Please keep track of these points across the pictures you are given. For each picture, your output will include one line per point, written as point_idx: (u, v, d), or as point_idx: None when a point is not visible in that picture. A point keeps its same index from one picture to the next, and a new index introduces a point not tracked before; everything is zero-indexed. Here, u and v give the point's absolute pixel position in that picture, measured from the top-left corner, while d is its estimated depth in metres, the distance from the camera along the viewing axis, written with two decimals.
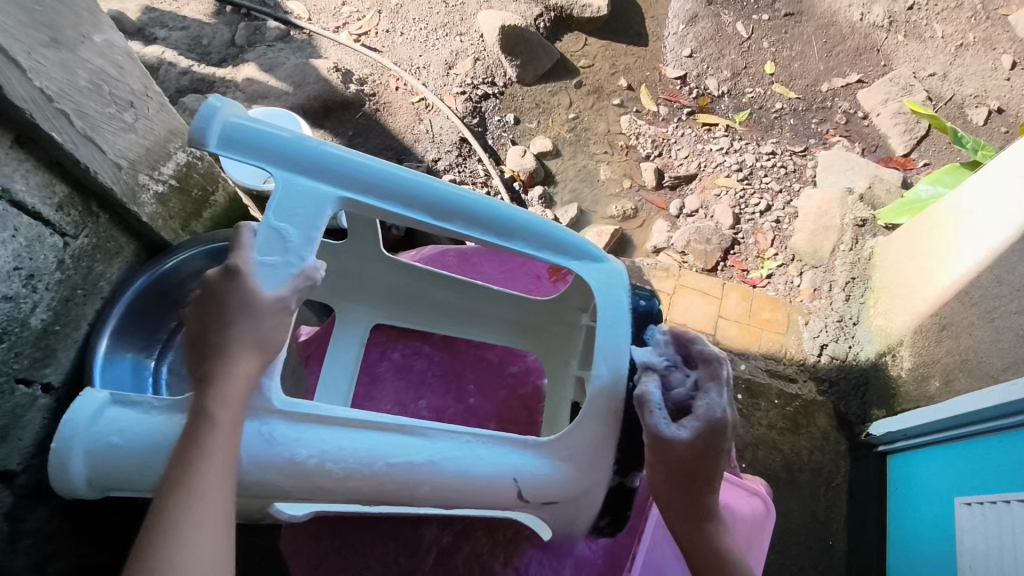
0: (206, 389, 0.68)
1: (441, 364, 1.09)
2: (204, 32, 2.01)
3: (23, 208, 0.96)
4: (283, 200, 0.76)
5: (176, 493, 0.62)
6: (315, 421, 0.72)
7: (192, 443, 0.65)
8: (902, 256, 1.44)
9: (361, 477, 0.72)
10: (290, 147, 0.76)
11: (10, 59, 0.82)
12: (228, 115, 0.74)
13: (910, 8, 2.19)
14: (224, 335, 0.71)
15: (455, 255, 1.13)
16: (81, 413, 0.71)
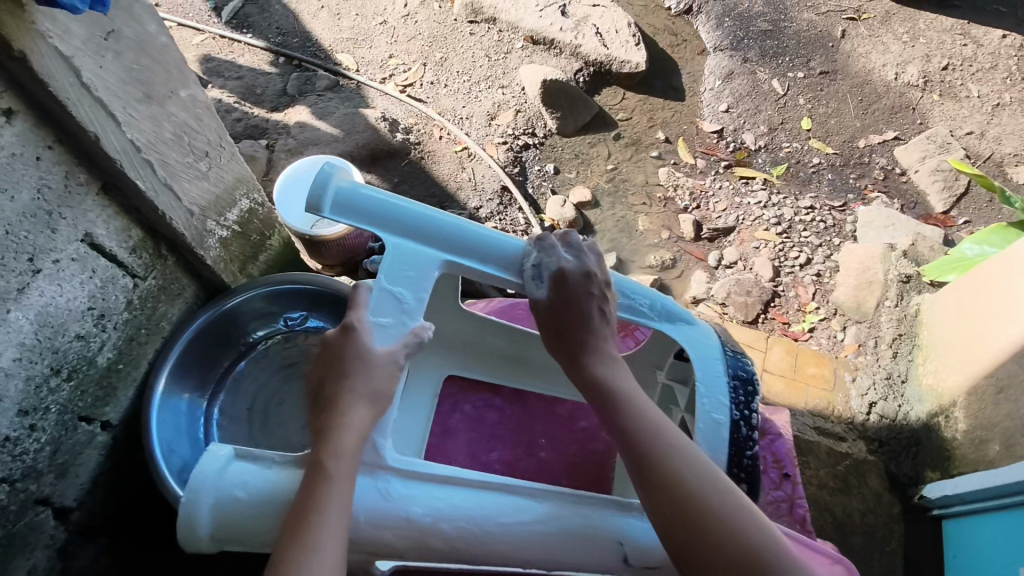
0: (322, 440, 0.70)
1: (512, 417, 1.08)
2: (259, 82, 2.10)
3: (102, 250, 1.00)
4: (392, 263, 0.83)
5: (293, 545, 0.61)
6: (422, 478, 0.74)
7: (312, 492, 0.65)
8: (951, 313, 1.43)
9: (473, 539, 0.72)
10: (399, 213, 0.84)
11: (108, 114, 0.88)
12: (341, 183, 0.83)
13: (944, 68, 2.24)
14: (339, 387, 0.75)
15: (524, 309, 1.14)
16: (208, 468, 0.72)
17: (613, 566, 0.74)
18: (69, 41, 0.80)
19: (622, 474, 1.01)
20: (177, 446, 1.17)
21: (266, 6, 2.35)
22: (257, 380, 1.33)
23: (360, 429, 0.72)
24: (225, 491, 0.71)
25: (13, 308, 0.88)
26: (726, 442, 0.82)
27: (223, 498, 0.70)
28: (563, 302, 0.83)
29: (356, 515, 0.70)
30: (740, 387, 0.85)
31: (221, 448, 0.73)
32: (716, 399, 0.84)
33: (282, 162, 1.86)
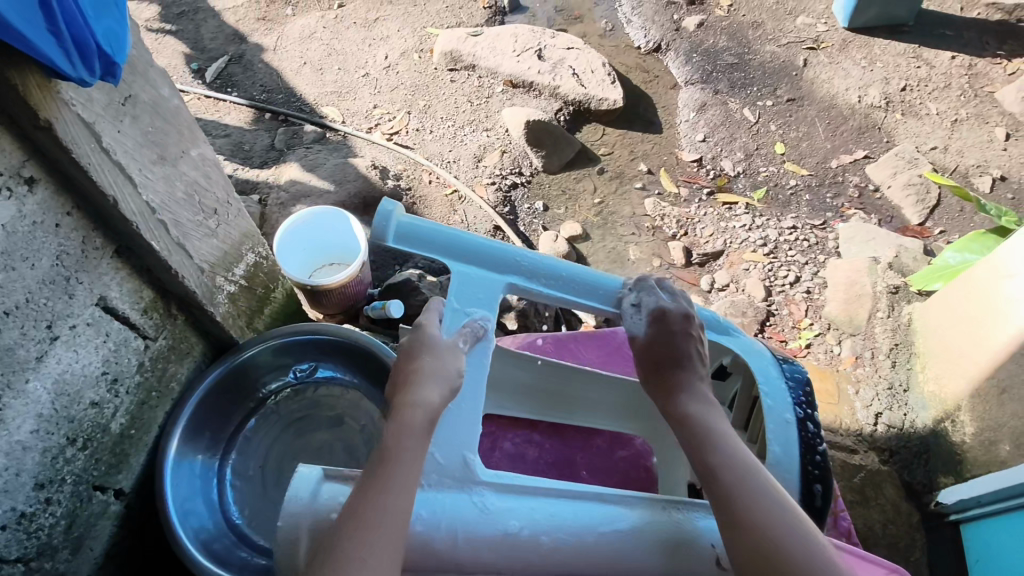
0: (388, 435, 0.75)
1: (552, 452, 1.10)
2: (246, 138, 2.12)
3: (115, 313, 0.99)
4: (458, 288, 0.90)
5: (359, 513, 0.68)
6: (514, 490, 0.78)
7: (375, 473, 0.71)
8: (944, 321, 1.49)
9: (573, 550, 0.75)
10: (459, 241, 0.92)
11: (127, 176, 0.89)
12: (401, 217, 0.89)
13: (903, 89, 2.37)
14: (406, 392, 0.79)
15: (552, 343, 1.18)
16: (303, 489, 0.76)
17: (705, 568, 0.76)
18: (91, 108, 0.82)
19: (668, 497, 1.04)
20: (194, 511, 1.14)
21: (248, 65, 2.39)
22: (268, 437, 1.30)
23: (418, 438, 0.75)
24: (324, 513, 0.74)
25: (30, 378, 0.87)
26: (797, 444, 0.84)
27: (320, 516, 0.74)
28: (655, 345, 0.89)
29: (460, 533, 0.74)
30: (797, 389, 0.89)
31: (313, 470, 0.78)
32: (780, 402, 0.87)
33: (275, 215, 1.86)
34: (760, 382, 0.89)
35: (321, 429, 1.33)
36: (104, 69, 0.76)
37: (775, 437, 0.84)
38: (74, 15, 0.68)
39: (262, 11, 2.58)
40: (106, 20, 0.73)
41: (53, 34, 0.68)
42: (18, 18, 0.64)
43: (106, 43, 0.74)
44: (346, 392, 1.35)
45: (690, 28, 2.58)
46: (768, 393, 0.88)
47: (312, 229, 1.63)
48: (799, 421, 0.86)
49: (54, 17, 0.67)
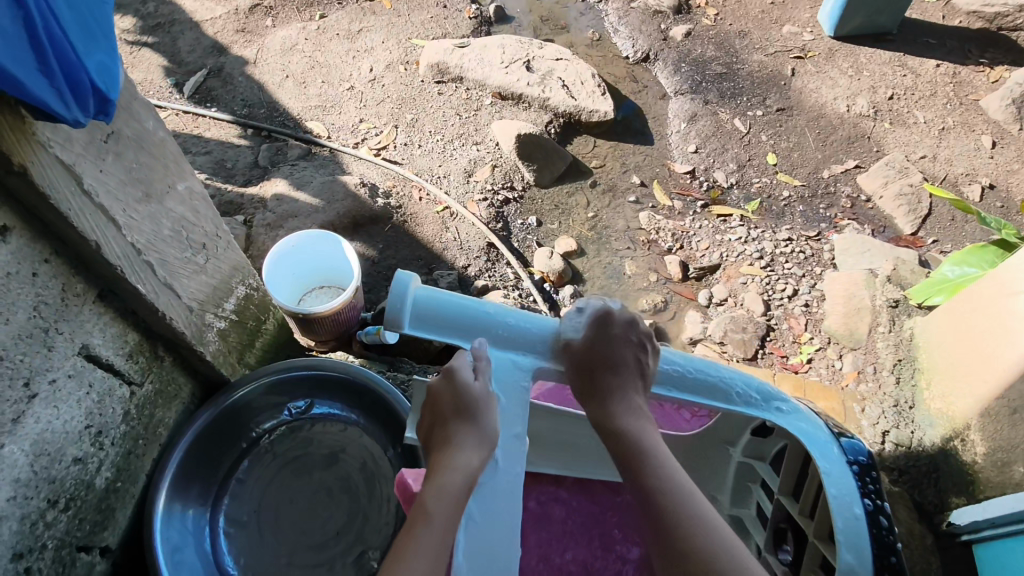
0: (431, 476, 0.75)
1: (580, 510, 1.11)
2: (227, 156, 2.04)
3: (98, 362, 0.92)
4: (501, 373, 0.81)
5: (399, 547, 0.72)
6: None
7: (415, 515, 0.73)
8: (950, 335, 1.49)
9: None
10: (477, 316, 0.82)
11: (110, 219, 0.83)
12: (416, 287, 0.81)
13: (891, 98, 2.38)
14: (446, 430, 0.78)
15: None
16: None
17: None
18: (70, 148, 0.76)
19: None
20: (185, 565, 1.07)
21: (228, 79, 2.31)
22: (263, 479, 1.22)
23: (429, 558, 0.70)
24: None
25: (7, 442, 0.80)
26: (867, 541, 0.80)
27: None
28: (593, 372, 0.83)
29: None
30: (862, 475, 0.85)
31: None
32: (847, 493, 0.83)
33: (261, 238, 1.78)
34: (818, 460, 0.86)
35: (316, 471, 1.24)
36: (98, 106, 0.70)
37: (845, 534, 0.80)
38: (66, 51, 0.63)
39: (241, 22, 2.49)
40: (100, 55, 0.68)
41: (46, 73, 0.62)
42: (7, 59, 0.58)
43: (101, 79, 0.68)
44: (344, 429, 1.27)
45: (678, 37, 2.56)
46: (829, 478, 0.84)
47: (299, 254, 1.56)
48: (870, 515, 0.82)
49: (45, 57, 0.62)
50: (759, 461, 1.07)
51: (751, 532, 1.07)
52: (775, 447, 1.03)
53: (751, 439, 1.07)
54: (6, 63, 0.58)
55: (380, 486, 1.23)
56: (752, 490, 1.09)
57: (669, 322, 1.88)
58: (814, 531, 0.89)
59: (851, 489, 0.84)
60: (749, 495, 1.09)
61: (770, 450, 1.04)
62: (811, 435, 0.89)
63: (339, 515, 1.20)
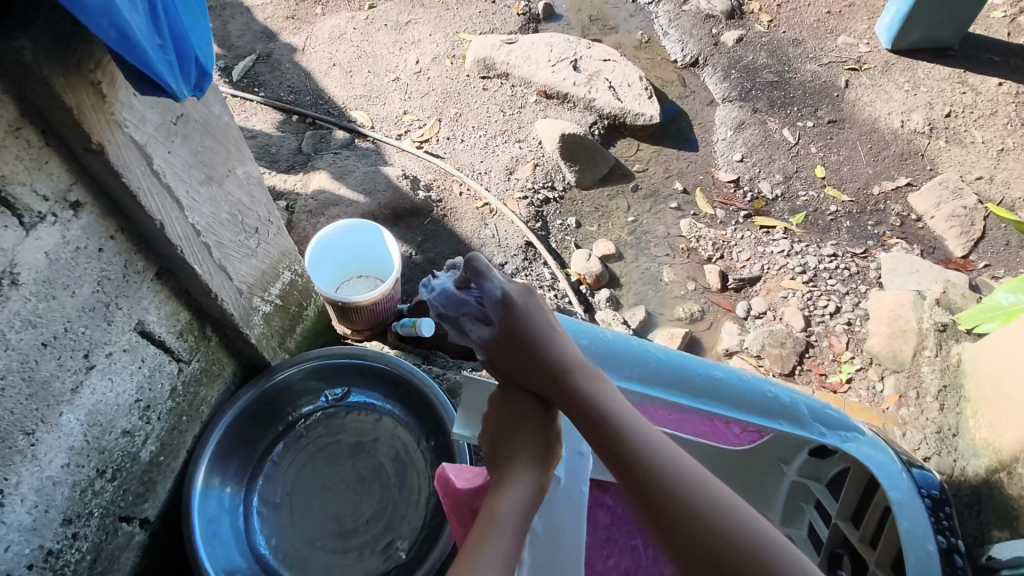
0: (499, 491, 0.83)
1: (625, 518, 1.11)
2: (273, 141, 2.07)
3: (151, 338, 0.94)
4: None
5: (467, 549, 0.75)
6: None
7: (485, 526, 0.78)
8: (1003, 364, 1.44)
9: None
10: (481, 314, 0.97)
11: (174, 199, 0.85)
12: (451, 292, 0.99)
13: (948, 115, 2.30)
14: (512, 444, 0.90)
15: None
16: None
17: None
18: (144, 128, 0.77)
19: None
20: (221, 541, 1.09)
21: (276, 65, 2.34)
22: (297, 462, 1.24)
23: (505, 560, 0.74)
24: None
25: (64, 411, 0.83)
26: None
27: None
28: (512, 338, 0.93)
29: None
30: (936, 510, 0.83)
31: None
32: (919, 528, 0.81)
33: (303, 224, 1.81)
34: (889, 492, 0.84)
35: (350, 459, 1.25)
36: (195, 79, 0.72)
37: (917, 568, 0.78)
38: (178, 26, 0.64)
39: (292, 10, 2.53)
40: (197, 27, 0.69)
41: (162, 48, 0.64)
42: (138, 32, 0.60)
43: (201, 52, 0.70)
44: (379, 420, 1.28)
45: (729, 43, 2.52)
46: (902, 510, 0.82)
47: (335, 242, 1.56)
48: (945, 553, 0.80)
49: (163, 31, 0.63)
50: (814, 481, 1.05)
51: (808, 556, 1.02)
52: (835, 470, 1.01)
53: (809, 458, 1.04)
54: (135, 36, 0.59)
55: (413, 478, 1.23)
56: (804, 511, 1.07)
57: (705, 332, 1.87)
58: (877, 560, 0.87)
59: (923, 524, 0.82)
60: (801, 515, 1.07)
61: (828, 472, 1.03)
62: (878, 464, 0.88)
63: (371, 505, 1.21)
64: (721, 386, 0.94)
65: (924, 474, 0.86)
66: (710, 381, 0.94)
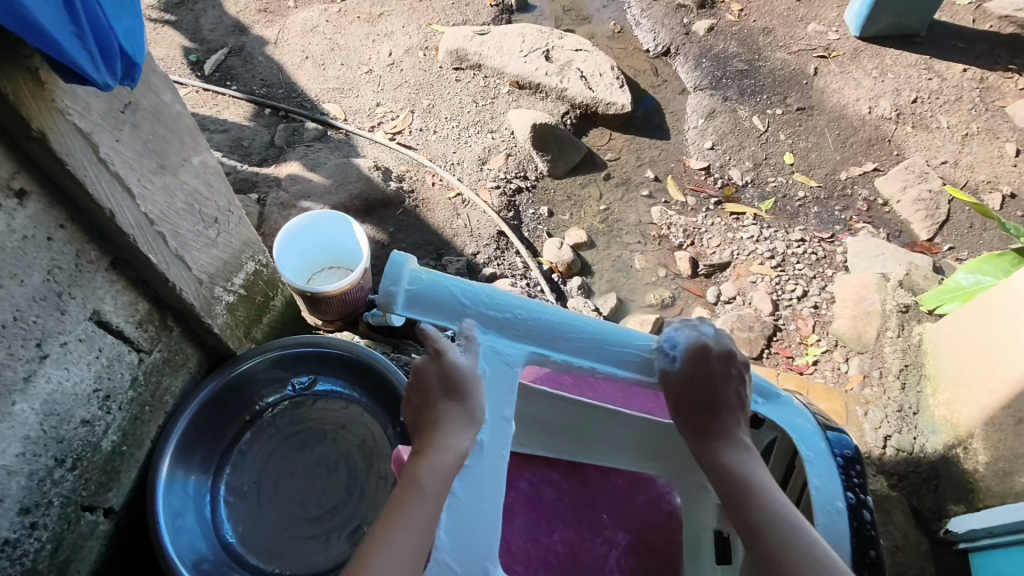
0: (421, 456, 0.73)
1: (571, 493, 1.07)
2: (245, 134, 2.06)
3: (109, 327, 0.95)
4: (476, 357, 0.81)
5: (383, 525, 0.69)
6: None
7: (403, 498, 0.70)
8: (959, 342, 1.47)
9: None
10: (452, 296, 0.81)
11: (124, 187, 0.85)
12: (413, 270, 0.81)
13: (914, 101, 2.34)
14: (437, 412, 0.77)
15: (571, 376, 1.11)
16: None
17: None
18: (88, 117, 0.78)
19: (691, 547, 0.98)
20: (186, 530, 1.09)
21: (249, 58, 2.33)
22: (265, 451, 1.24)
23: (422, 529, 0.69)
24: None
25: (18, 400, 0.83)
26: (851, 532, 0.80)
27: None
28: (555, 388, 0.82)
29: None
30: (847, 469, 0.85)
31: None
32: (830, 485, 0.83)
33: (275, 217, 1.81)
34: (802, 449, 0.86)
35: (320, 446, 1.26)
36: (123, 69, 0.72)
37: (824, 524, 0.81)
38: (98, 15, 0.65)
39: (264, 3, 2.52)
40: (125, 20, 0.70)
41: (79, 35, 0.64)
42: (43, 19, 0.60)
43: (127, 43, 0.70)
44: (346, 407, 1.29)
45: (700, 32, 2.54)
46: (812, 466, 0.85)
47: (304, 232, 1.56)
48: (853, 509, 0.82)
49: (79, 18, 0.63)
50: None
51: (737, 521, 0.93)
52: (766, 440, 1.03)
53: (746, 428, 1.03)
54: (41, 21, 0.60)
55: (379, 464, 1.25)
56: None
57: (676, 318, 1.88)
58: None
59: (835, 483, 0.84)
60: None
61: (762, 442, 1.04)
62: (799, 428, 0.88)
63: (340, 490, 1.22)
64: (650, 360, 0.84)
65: (838, 434, 0.88)
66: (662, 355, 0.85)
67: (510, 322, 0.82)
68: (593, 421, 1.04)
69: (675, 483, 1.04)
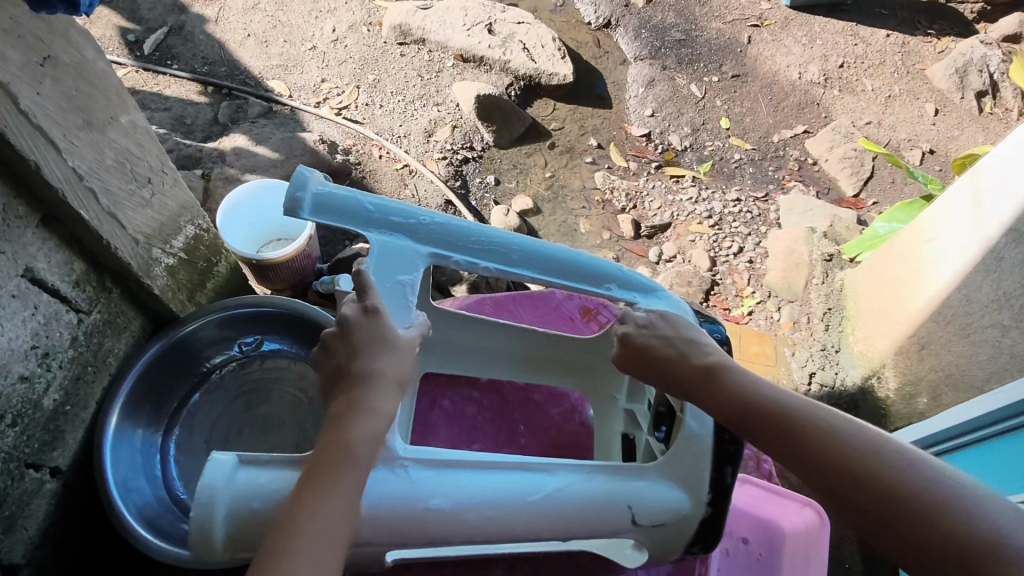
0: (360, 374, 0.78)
1: (490, 408, 1.20)
2: (187, 112, 2.04)
3: (44, 286, 0.97)
4: (383, 260, 0.89)
5: (339, 448, 0.72)
6: (443, 465, 0.81)
7: (352, 414, 0.75)
8: (875, 283, 1.59)
9: (483, 519, 0.79)
10: (361, 205, 0.88)
11: (50, 141, 0.87)
12: (318, 183, 0.87)
13: (841, 66, 2.46)
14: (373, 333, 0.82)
15: (491, 305, 1.29)
16: (216, 475, 0.75)
17: (623, 526, 0.85)
18: (6, 67, 0.79)
19: (603, 446, 1.15)
20: (138, 491, 1.10)
21: (189, 37, 2.29)
22: (213, 411, 1.28)
23: (375, 439, 0.74)
24: (241, 498, 0.74)
25: None
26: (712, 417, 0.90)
27: (239, 502, 0.74)
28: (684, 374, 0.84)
29: (377, 499, 0.77)
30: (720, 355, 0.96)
31: (225, 455, 0.76)
32: None
33: (221, 190, 1.80)
34: None
35: (267, 403, 1.31)
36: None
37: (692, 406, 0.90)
38: None
39: None
40: None
41: None
42: None
43: None
44: (293, 364, 1.33)
45: (639, 4, 2.60)
46: None
47: (251, 204, 1.60)
48: None
49: None
50: None
51: (639, 423, 1.09)
52: None
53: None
54: None
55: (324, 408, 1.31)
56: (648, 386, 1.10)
57: None
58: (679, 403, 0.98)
59: None
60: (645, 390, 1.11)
61: None
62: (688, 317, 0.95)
63: (289, 444, 1.27)
64: (528, 253, 0.92)
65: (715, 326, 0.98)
66: (558, 260, 0.93)
67: (403, 222, 0.91)
68: (514, 342, 1.17)
69: (588, 396, 1.20)
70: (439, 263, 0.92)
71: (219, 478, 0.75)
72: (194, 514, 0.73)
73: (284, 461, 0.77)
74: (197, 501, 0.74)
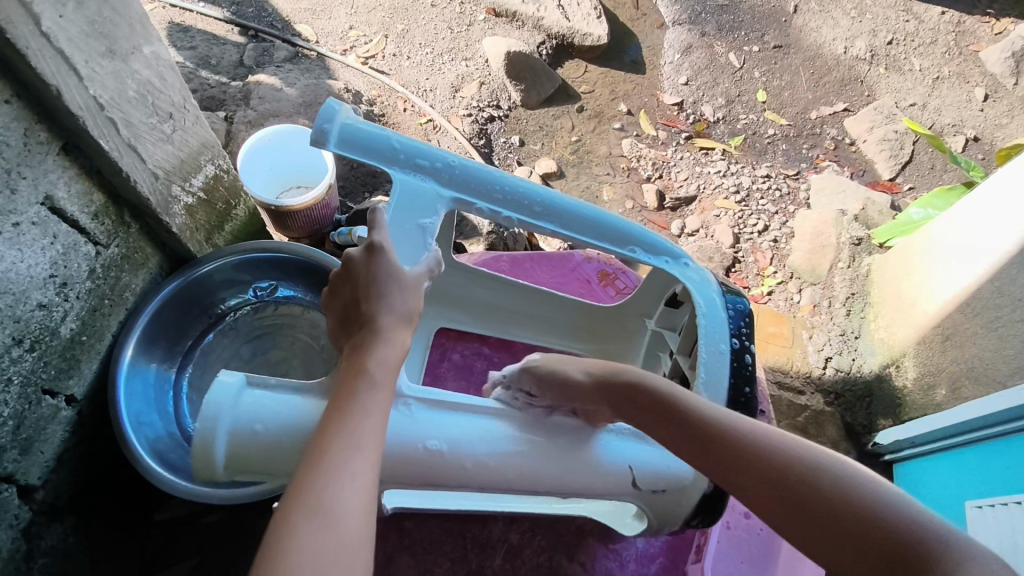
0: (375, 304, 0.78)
1: (501, 364, 1.20)
2: (213, 52, 2.00)
3: (62, 214, 0.96)
4: (404, 200, 0.90)
5: (359, 374, 0.72)
6: (446, 407, 0.83)
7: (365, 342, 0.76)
8: (901, 270, 1.56)
9: (478, 462, 0.82)
10: (387, 145, 0.89)
11: (71, 67, 0.86)
12: (345, 116, 0.87)
13: (889, 43, 2.34)
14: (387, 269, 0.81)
15: (508, 261, 1.27)
16: (224, 396, 0.76)
17: (625, 486, 0.88)
18: None
19: None
20: (148, 424, 1.11)
21: None
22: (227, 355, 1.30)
23: (390, 365, 0.75)
24: (245, 420, 0.76)
25: None
26: (723, 394, 0.90)
27: (244, 427, 0.76)
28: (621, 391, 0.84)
29: (388, 437, 0.78)
30: (738, 323, 0.95)
31: (234, 376, 0.78)
32: (712, 333, 0.93)
33: (242, 134, 1.79)
34: (699, 303, 0.96)
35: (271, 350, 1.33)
36: None
37: (706, 365, 0.91)
38: None
39: None
40: None
41: None
42: None
43: None
44: (306, 312, 1.34)
45: None
46: (705, 316, 0.94)
47: (278, 151, 1.59)
48: (736, 353, 0.92)
49: None
50: (670, 331, 1.08)
51: None
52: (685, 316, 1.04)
53: (664, 308, 1.08)
54: None
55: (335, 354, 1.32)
56: (661, 357, 1.10)
57: None
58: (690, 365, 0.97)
59: (722, 330, 0.94)
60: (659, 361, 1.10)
61: (681, 320, 1.06)
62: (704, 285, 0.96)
63: None
64: (551, 206, 0.93)
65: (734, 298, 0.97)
66: (580, 215, 0.94)
67: (428, 165, 0.91)
68: (529, 303, 1.18)
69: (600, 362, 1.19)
70: (458, 207, 0.93)
71: (226, 399, 0.76)
72: (198, 431, 0.75)
73: (289, 387, 0.79)
74: (201, 419, 0.76)
